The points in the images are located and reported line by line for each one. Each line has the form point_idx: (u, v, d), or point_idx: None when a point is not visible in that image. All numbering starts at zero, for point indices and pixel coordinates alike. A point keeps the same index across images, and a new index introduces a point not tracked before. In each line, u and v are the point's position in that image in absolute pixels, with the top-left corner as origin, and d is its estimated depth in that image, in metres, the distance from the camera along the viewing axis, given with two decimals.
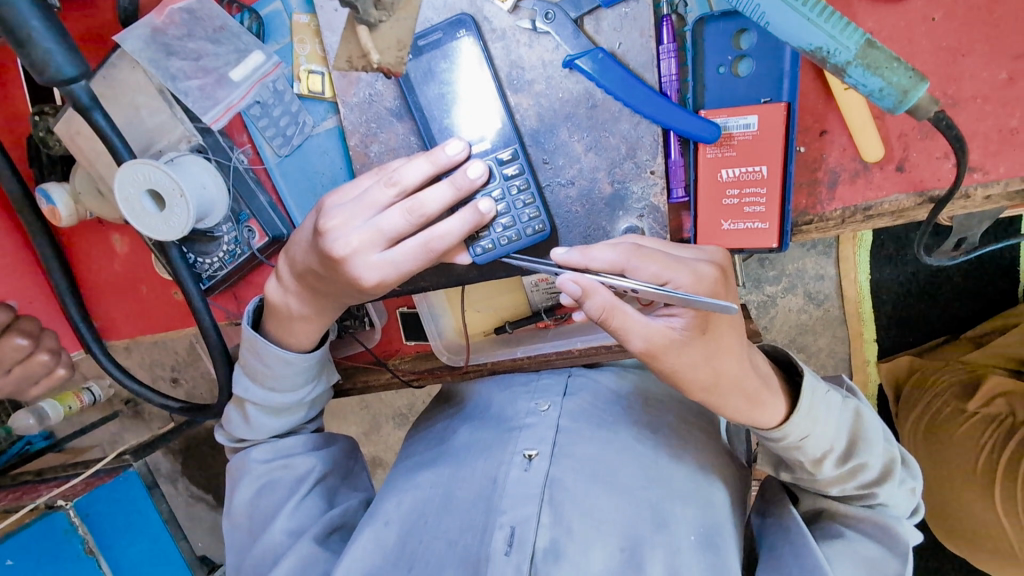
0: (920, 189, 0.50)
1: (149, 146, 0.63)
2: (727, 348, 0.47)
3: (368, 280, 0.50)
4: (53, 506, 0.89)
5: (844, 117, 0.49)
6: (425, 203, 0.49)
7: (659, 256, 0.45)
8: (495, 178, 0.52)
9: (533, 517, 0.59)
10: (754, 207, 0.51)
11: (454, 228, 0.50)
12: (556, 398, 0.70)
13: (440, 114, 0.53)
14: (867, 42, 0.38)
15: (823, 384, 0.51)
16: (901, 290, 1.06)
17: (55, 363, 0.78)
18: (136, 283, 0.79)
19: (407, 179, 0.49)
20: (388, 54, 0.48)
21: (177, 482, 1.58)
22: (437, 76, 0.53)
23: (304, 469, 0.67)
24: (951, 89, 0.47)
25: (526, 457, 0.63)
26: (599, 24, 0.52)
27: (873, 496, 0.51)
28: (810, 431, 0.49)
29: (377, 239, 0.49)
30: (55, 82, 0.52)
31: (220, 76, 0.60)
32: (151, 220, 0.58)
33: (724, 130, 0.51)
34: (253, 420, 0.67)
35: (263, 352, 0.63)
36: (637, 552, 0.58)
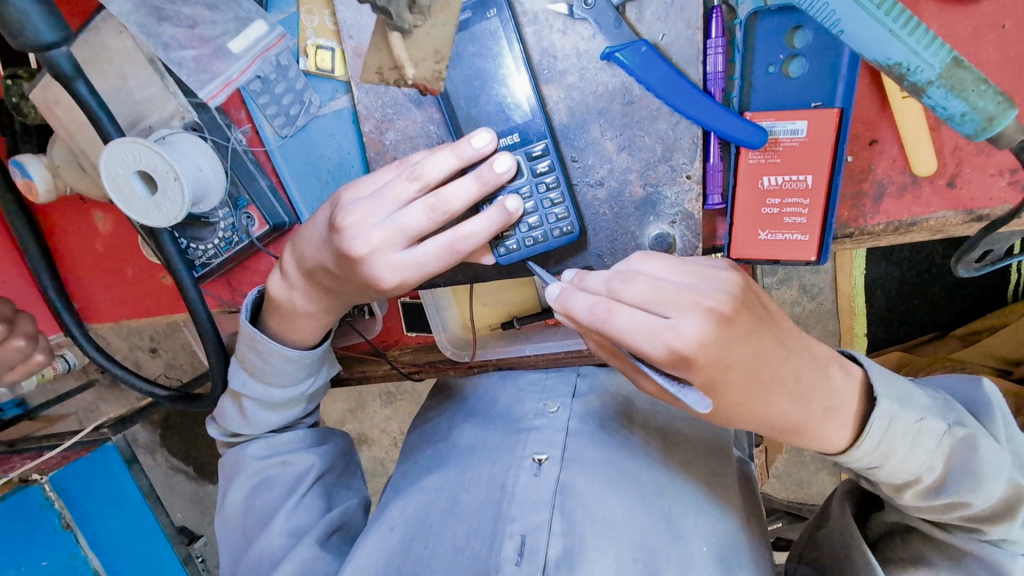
0: (967, 208, 0.48)
1: (138, 120, 0.58)
2: (767, 383, 0.43)
3: (387, 281, 0.46)
4: (26, 481, 0.85)
5: (898, 128, 0.46)
6: (449, 200, 0.45)
7: (629, 325, 0.40)
8: (524, 174, 0.49)
9: (544, 524, 0.56)
10: (796, 217, 0.49)
11: (480, 225, 0.46)
12: (566, 399, 0.69)
13: (466, 104, 0.49)
14: (954, 61, 0.35)
15: (916, 411, 0.46)
16: (895, 287, 1.07)
17: (32, 349, 0.72)
18: (121, 263, 0.74)
19: (431, 174, 0.45)
20: (424, 67, 0.42)
21: (155, 455, 1.55)
22: (464, 61, 0.48)
23: (303, 467, 0.64)
24: (1013, 102, 0.45)
25: (535, 460, 0.62)
26: (642, 12, 0.48)
27: (984, 532, 0.46)
28: (884, 462, 0.46)
29: (397, 237, 0.46)
30: (31, 47, 0.47)
31: (217, 47, 0.54)
32: (141, 203, 0.53)
33: (771, 134, 0.47)
34: (249, 415, 0.64)
35: (264, 348, 0.59)
36: (651, 563, 0.55)
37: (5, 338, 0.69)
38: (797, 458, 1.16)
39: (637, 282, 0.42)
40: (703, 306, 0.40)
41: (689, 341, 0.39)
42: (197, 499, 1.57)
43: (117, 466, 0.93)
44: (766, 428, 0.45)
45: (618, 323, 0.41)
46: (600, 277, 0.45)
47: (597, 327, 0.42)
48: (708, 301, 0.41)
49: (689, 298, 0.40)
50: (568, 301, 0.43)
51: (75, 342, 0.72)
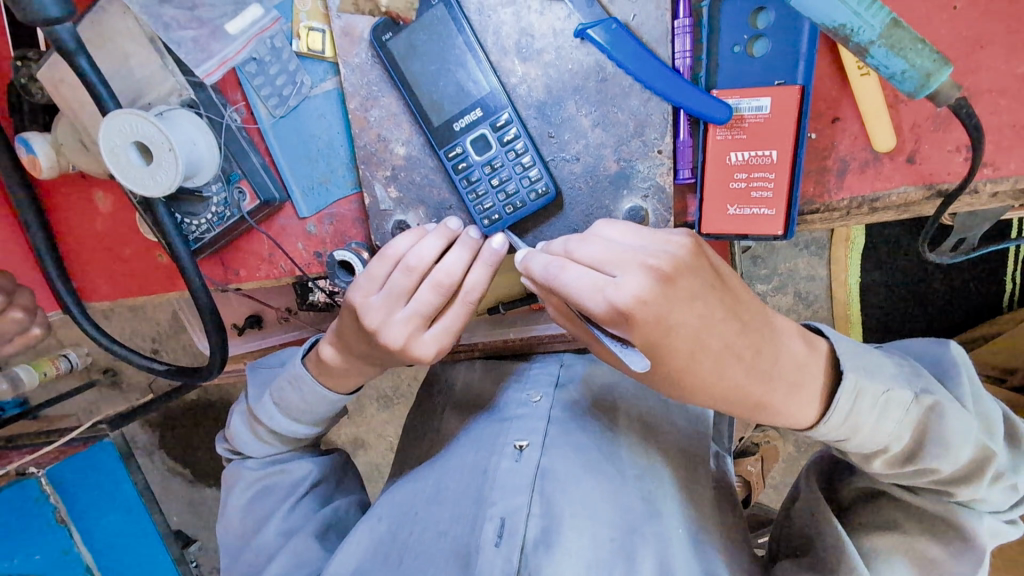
0: (928, 183, 0.49)
1: (138, 98, 0.60)
2: (711, 352, 0.44)
3: (428, 355, 0.54)
4: (24, 474, 0.96)
5: (858, 104, 0.48)
6: (424, 254, 0.51)
7: (576, 279, 0.43)
8: (492, 144, 0.52)
9: (523, 507, 0.57)
10: (762, 191, 0.50)
11: (479, 277, 0.52)
12: (548, 389, 0.68)
13: (450, 74, 0.52)
14: (893, 21, 0.39)
15: (881, 381, 0.46)
16: (889, 295, 1.07)
17: (30, 322, 0.78)
18: (119, 243, 0.76)
19: (400, 245, 0.53)
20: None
21: (153, 456, 1.59)
22: (418, 51, 0.53)
23: (300, 475, 0.65)
24: (968, 81, 0.47)
25: (516, 448, 0.62)
26: None
27: (952, 493, 0.48)
28: (850, 435, 0.46)
29: (420, 321, 0.53)
30: (40, 22, 0.50)
31: (215, 28, 0.57)
32: (137, 173, 0.56)
33: (736, 111, 0.49)
34: (265, 440, 0.64)
35: (307, 387, 0.60)
36: (628, 541, 0.57)
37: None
38: (793, 468, 1.16)
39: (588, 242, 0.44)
40: (644, 262, 0.42)
41: (631, 297, 0.41)
42: (193, 500, 1.59)
43: (113, 463, 1.03)
44: (735, 406, 0.47)
45: (564, 278, 0.43)
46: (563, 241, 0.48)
47: (549, 285, 0.44)
48: (651, 260, 0.43)
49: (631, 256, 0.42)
50: (528, 259, 0.46)
51: (76, 320, 0.75)
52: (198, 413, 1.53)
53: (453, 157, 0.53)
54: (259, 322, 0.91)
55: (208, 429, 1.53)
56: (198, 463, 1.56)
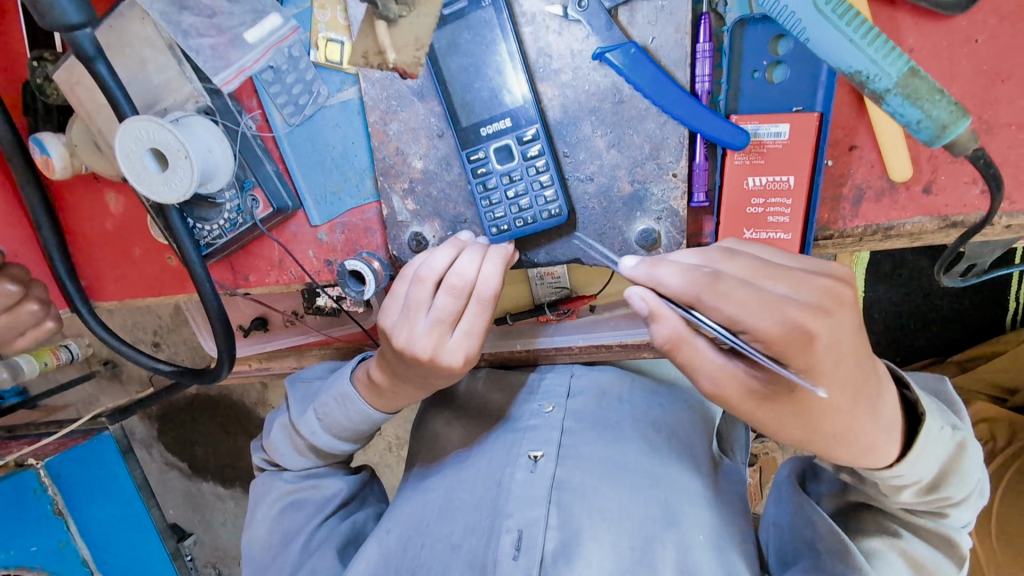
0: (942, 214, 0.49)
1: (155, 103, 0.60)
2: (841, 390, 0.43)
3: (461, 360, 0.53)
4: (21, 465, 0.95)
5: (876, 134, 0.49)
6: (463, 273, 0.50)
7: (741, 291, 0.41)
8: (515, 157, 0.52)
9: (540, 519, 0.58)
10: (778, 216, 0.50)
11: (491, 274, 0.51)
12: (561, 399, 0.69)
13: (473, 80, 0.52)
14: (910, 71, 0.40)
15: (938, 420, 0.47)
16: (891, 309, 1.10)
17: (44, 315, 0.74)
18: (129, 244, 0.76)
19: (439, 264, 0.51)
20: (406, 53, 0.45)
21: (151, 449, 1.59)
22: (461, 49, 0.51)
23: (331, 491, 0.67)
24: (986, 114, 0.47)
25: (531, 458, 0.63)
26: (634, 16, 0.50)
27: (945, 515, 0.49)
28: (908, 471, 0.46)
29: (443, 328, 0.52)
30: (58, 27, 0.51)
31: (234, 37, 0.57)
32: (153, 181, 0.56)
33: (754, 136, 0.49)
34: (305, 454, 0.66)
35: (352, 404, 0.62)
36: (648, 551, 0.57)
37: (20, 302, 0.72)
38: None
39: (741, 256, 0.43)
40: (821, 282, 0.42)
41: (808, 315, 0.40)
42: (191, 494, 1.60)
43: (112, 454, 1.04)
44: (839, 447, 0.46)
45: (731, 289, 0.41)
46: (686, 253, 0.45)
47: (698, 293, 0.42)
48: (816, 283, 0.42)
49: (807, 276, 0.42)
50: (660, 268, 0.43)
51: (84, 320, 0.75)
52: (197, 409, 1.53)
53: (474, 162, 0.53)
54: (264, 325, 0.91)
55: (209, 424, 1.54)
56: (197, 458, 1.57)
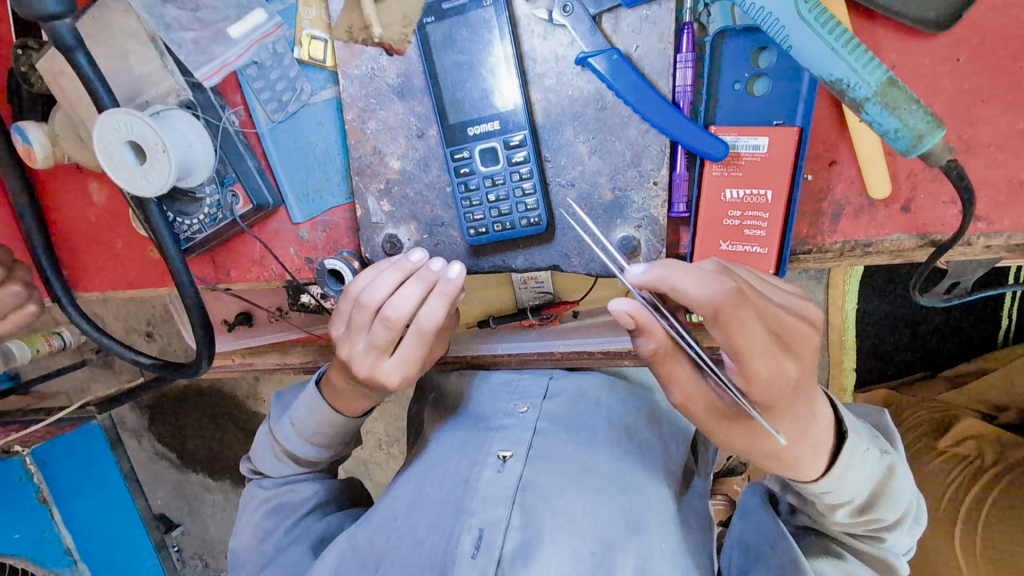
0: (921, 232, 0.49)
1: (135, 96, 0.59)
2: (796, 404, 0.44)
3: (394, 383, 0.54)
4: (9, 452, 0.98)
5: (856, 150, 0.48)
6: (399, 309, 0.50)
7: (749, 320, 0.40)
8: (500, 161, 0.52)
9: (502, 519, 0.58)
10: (755, 230, 0.50)
11: (435, 309, 0.51)
12: (536, 399, 0.69)
13: (460, 81, 0.52)
14: (888, 80, 0.39)
15: (864, 440, 0.48)
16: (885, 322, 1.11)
17: (27, 298, 0.73)
18: (112, 235, 0.76)
19: (377, 296, 0.50)
20: (393, 30, 0.50)
21: (142, 438, 1.58)
22: (457, 44, 0.51)
23: (310, 492, 0.66)
24: (966, 133, 0.46)
25: (499, 458, 0.63)
26: (618, 23, 0.50)
27: (882, 538, 0.51)
28: (836, 488, 0.47)
29: (380, 352, 0.52)
30: (37, 16, 0.50)
31: (217, 31, 0.57)
32: (129, 173, 0.56)
33: (733, 148, 0.49)
34: (280, 459, 0.65)
35: (317, 412, 0.61)
36: (606, 557, 0.57)
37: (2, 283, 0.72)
38: None
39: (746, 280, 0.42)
40: (797, 326, 0.43)
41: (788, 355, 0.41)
42: (178, 487, 1.60)
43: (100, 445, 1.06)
44: (767, 457, 0.47)
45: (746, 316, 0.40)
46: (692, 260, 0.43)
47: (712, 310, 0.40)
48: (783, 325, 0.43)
49: (790, 316, 0.42)
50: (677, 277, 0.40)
51: (64, 310, 0.75)
52: (186, 402, 1.53)
53: (458, 160, 0.53)
54: (249, 320, 0.91)
55: (197, 415, 1.54)
56: (184, 452, 1.57)
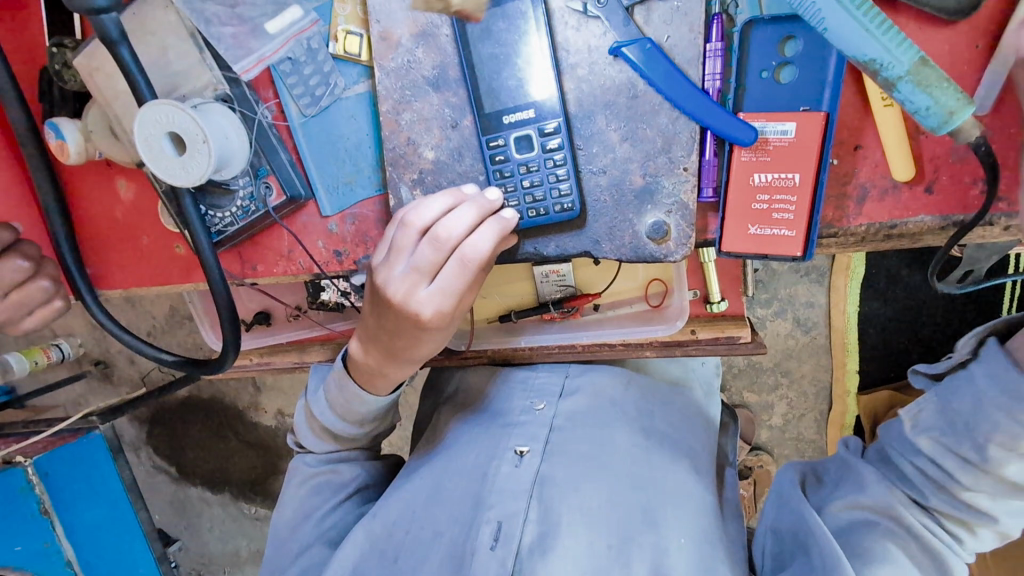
0: (945, 213, 0.51)
1: (173, 89, 0.61)
2: None
3: (427, 313, 0.52)
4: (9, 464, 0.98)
5: (880, 134, 0.50)
6: (451, 230, 0.50)
7: None
8: (535, 147, 0.54)
9: (520, 511, 0.58)
10: (783, 213, 0.52)
11: (486, 235, 0.51)
12: (553, 398, 0.69)
13: (495, 72, 0.53)
14: (921, 60, 0.42)
15: None
16: (889, 324, 1.11)
17: (54, 292, 0.75)
18: (138, 232, 0.76)
19: (427, 215, 0.51)
20: (469, 2, 0.53)
21: (140, 451, 1.59)
22: (494, 35, 0.53)
23: (350, 476, 0.67)
24: (985, 116, 0.48)
25: (517, 453, 0.63)
26: (649, 15, 0.52)
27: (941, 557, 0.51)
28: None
29: (420, 276, 0.52)
30: (85, 10, 0.51)
31: (255, 27, 0.59)
32: (170, 164, 0.57)
33: (761, 134, 0.51)
34: (318, 435, 0.66)
35: (345, 386, 0.62)
36: (624, 550, 0.56)
37: (28, 280, 0.73)
38: None
39: None
40: None
41: None
42: (177, 499, 1.58)
43: (102, 454, 1.08)
44: None
45: None
46: None
47: None
48: None
49: None
50: None
51: (88, 307, 0.75)
52: (188, 411, 1.53)
53: (493, 148, 0.55)
54: (268, 319, 0.91)
55: (196, 430, 1.53)
56: (184, 463, 1.56)
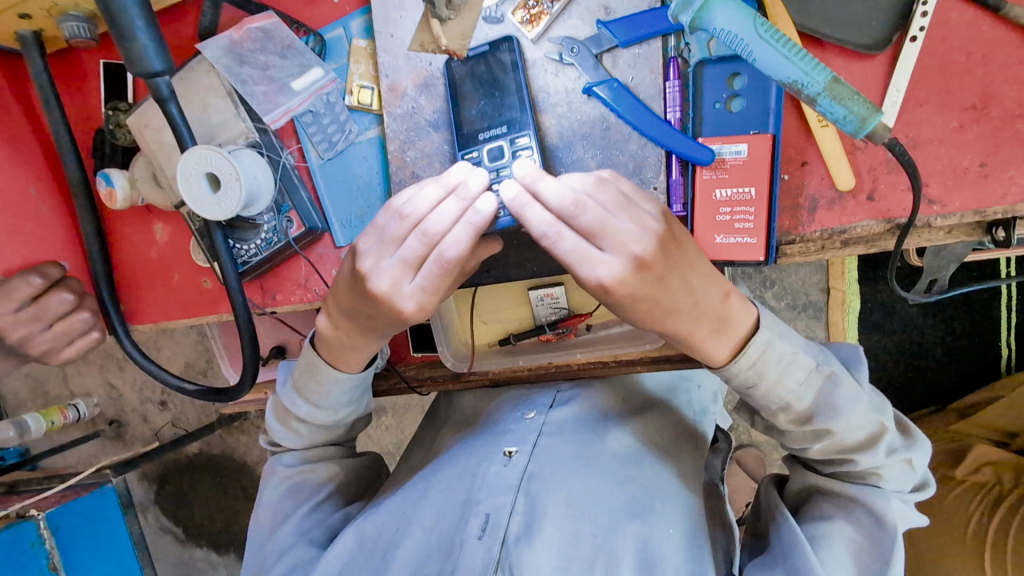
0: (887, 218, 0.57)
1: (211, 138, 0.70)
2: None
3: (409, 309, 0.55)
4: (26, 518, 1.11)
5: (821, 151, 0.57)
6: (437, 225, 0.52)
7: None
8: (506, 153, 0.61)
9: (507, 504, 0.61)
10: (744, 223, 0.58)
11: (462, 236, 0.52)
12: (544, 408, 0.75)
13: (471, 101, 0.63)
14: (833, 79, 0.49)
15: (801, 358, 0.57)
16: (888, 357, 1.21)
17: (93, 325, 0.82)
18: (170, 270, 0.84)
19: (417, 208, 0.53)
20: (455, 41, 0.64)
21: (148, 511, 1.60)
22: (474, 67, 0.63)
23: (327, 474, 0.72)
24: (911, 132, 0.56)
25: (506, 454, 0.67)
26: (616, 61, 0.61)
27: (854, 462, 0.58)
28: (761, 382, 0.57)
29: (407, 269, 0.54)
30: (143, 74, 0.61)
31: (282, 85, 0.68)
32: (205, 200, 0.65)
33: (718, 155, 0.59)
34: (293, 426, 0.70)
35: (316, 373, 0.66)
36: (608, 539, 0.60)
37: (71, 313, 0.80)
38: None
39: None
40: None
41: None
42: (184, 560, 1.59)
43: (113, 511, 1.24)
44: None
45: None
46: None
47: None
48: None
49: None
50: None
51: (119, 339, 0.82)
52: (196, 467, 1.55)
53: (469, 157, 0.63)
54: (283, 353, 0.97)
55: (205, 486, 1.56)
56: (193, 521, 1.57)
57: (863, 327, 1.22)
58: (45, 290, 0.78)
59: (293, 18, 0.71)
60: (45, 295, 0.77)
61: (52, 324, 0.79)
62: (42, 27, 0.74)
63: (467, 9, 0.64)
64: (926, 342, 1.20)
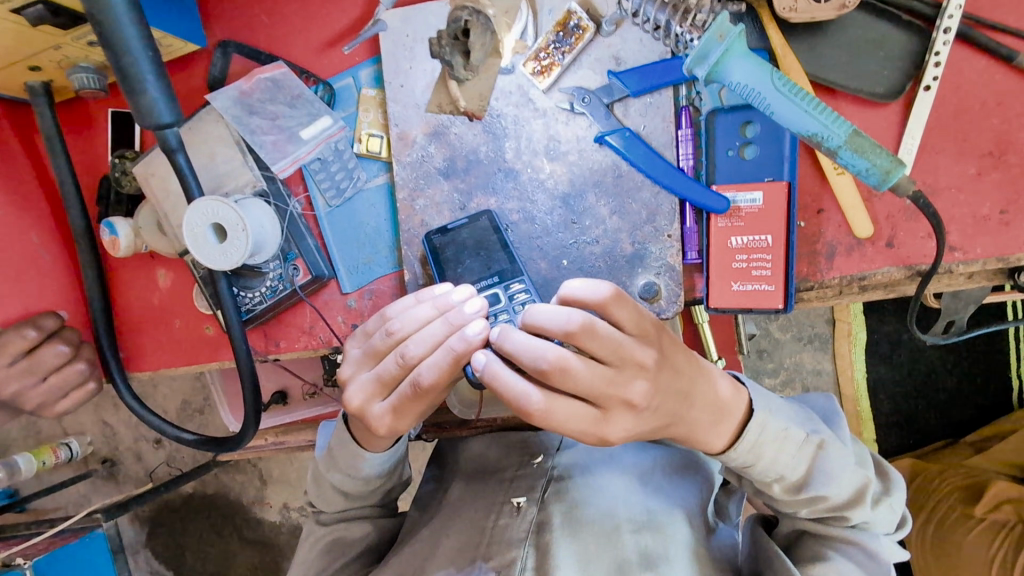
0: (908, 264, 0.56)
1: (218, 187, 0.69)
2: None
3: (378, 426, 0.55)
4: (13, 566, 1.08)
5: (839, 199, 0.57)
6: (411, 349, 0.52)
7: None
8: (502, 299, 0.58)
9: (518, 561, 0.62)
10: (762, 270, 0.57)
11: (435, 361, 0.50)
12: (553, 450, 0.72)
13: (459, 265, 0.62)
14: (853, 132, 0.50)
15: (786, 424, 0.57)
16: (898, 392, 1.19)
17: (89, 375, 0.80)
18: (171, 316, 0.82)
19: (402, 327, 0.53)
20: (474, 102, 0.64)
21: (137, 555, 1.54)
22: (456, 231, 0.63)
23: (360, 533, 0.69)
24: (928, 179, 0.55)
25: (516, 505, 0.66)
26: (627, 110, 0.61)
27: (848, 519, 0.57)
28: (755, 462, 0.56)
29: (378, 388, 0.55)
30: (153, 126, 0.61)
31: (291, 134, 0.69)
32: (210, 250, 0.64)
33: (734, 203, 0.58)
34: (327, 492, 0.68)
35: (346, 447, 0.64)
36: None
37: (67, 363, 0.78)
38: None
39: None
40: None
41: None
42: None
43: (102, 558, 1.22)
44: None
45: None
46: None
47: None
48: None
49: None
50: None
51: (117, 389, 0.79)
52: (189, 509, 1.50)
53: None
54: (284, 398, 0.96)
55: (198, 531, 1.50)
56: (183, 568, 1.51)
57: (870, 361, 1.20)
58: (41, 342, 0.76)
59: (302, 67, 0.71)
60: (42, 346, 0.76)
61: (47, 377, 0.77)
62: (52, 78, 0.74)
63: (484, 70, 0.64)
64: (937, 375, 1.17)
